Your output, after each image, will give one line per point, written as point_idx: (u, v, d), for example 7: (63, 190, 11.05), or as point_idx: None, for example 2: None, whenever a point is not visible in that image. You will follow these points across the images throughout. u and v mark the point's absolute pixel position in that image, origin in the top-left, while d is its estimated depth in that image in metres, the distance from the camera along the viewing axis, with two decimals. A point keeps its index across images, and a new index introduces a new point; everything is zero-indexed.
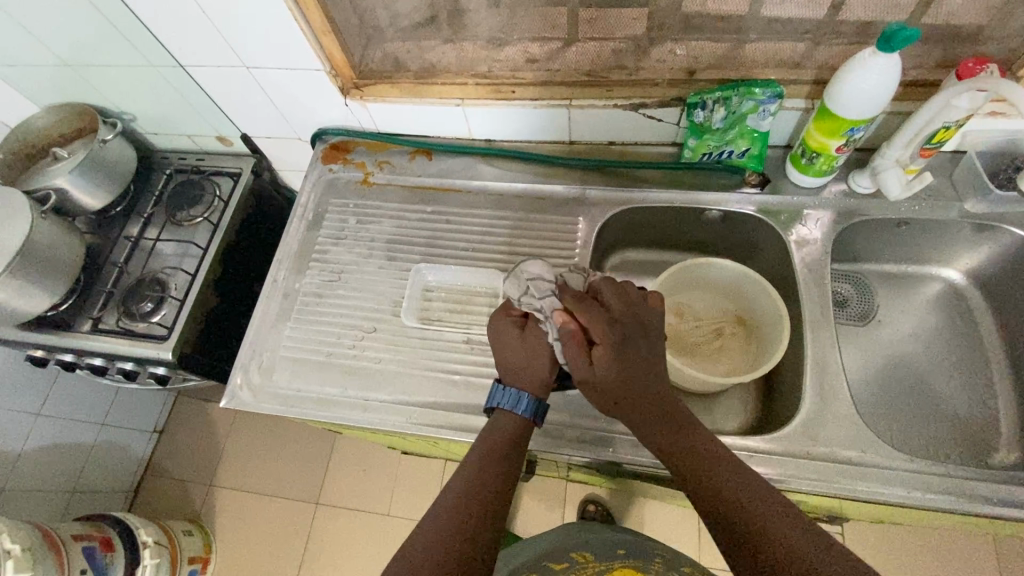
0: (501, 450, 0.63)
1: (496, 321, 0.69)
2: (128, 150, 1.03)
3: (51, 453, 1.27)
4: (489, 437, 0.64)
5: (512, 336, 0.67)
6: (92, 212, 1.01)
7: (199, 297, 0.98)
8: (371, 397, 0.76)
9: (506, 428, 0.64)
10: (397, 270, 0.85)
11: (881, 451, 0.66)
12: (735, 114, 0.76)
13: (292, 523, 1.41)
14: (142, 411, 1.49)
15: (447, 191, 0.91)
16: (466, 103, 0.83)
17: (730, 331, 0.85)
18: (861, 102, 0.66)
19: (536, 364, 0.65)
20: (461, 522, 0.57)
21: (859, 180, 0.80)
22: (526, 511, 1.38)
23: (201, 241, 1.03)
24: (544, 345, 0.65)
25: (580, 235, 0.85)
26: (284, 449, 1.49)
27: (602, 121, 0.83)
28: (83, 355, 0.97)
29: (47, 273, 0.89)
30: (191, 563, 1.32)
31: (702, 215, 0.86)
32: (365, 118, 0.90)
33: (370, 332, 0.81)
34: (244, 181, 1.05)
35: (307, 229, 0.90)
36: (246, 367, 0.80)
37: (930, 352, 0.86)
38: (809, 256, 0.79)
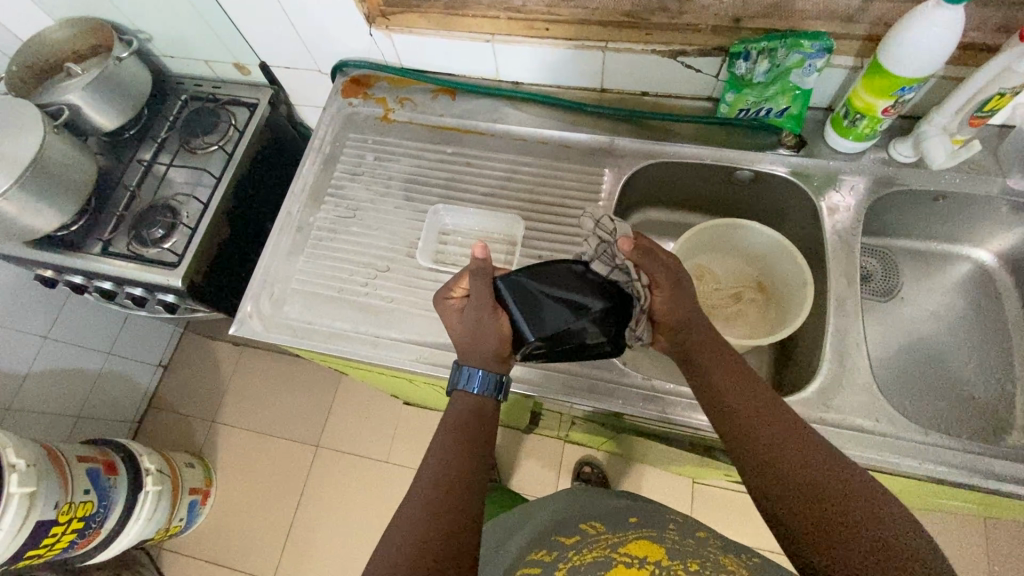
0: (469, 434, 0.58)
1: (441, 300, 0.64)
2: (143, 71, 1.00)
3: (58, 377, 1.28)
4: (455, 422, 0.59)
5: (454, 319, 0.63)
6: (104, 133, 0.99)
7: (210, 226, 0.96)
8: (382, 334, 0.75)
9: (472, 412, 0.60)
10: (413, 210, 0.83)
11: (897, 421, 0.65)
12: (779, 67, 0.72)
13: (292, 463, 1.43)
14: (148, 344, 1.50)
15: (469, 133, 0.88)
16: (496, 39, 0.80)
17: (750, 297, 0.84)
18: (918, 59, 0.63)
19: (482, 346, 0.60)
20: (440, 517, 0.52)
21: (900, 148, 0.77)
22: (524, 467, 1.39)
23: (215, 170, 1.01)
24: (485, 326, 0.60)
25: (605, 187, 0.82)
26: (287, 392, 1.50)
27: (637, 68, 0.80)
28: (92, 278, 0.96)
29: (57, 190, 0.87)
30: (193, 494, 1.34)
31: (732, 174, 0.83)
32: (390, 50, 0.87)
33: (383, 271, 0.79)
34: (260, 111, 1.03)
35: (323, 164, 0.88)
36: (257, 296, 0.79)
37: (952, 333, 0.84)
38: (840, 224, 0.77)
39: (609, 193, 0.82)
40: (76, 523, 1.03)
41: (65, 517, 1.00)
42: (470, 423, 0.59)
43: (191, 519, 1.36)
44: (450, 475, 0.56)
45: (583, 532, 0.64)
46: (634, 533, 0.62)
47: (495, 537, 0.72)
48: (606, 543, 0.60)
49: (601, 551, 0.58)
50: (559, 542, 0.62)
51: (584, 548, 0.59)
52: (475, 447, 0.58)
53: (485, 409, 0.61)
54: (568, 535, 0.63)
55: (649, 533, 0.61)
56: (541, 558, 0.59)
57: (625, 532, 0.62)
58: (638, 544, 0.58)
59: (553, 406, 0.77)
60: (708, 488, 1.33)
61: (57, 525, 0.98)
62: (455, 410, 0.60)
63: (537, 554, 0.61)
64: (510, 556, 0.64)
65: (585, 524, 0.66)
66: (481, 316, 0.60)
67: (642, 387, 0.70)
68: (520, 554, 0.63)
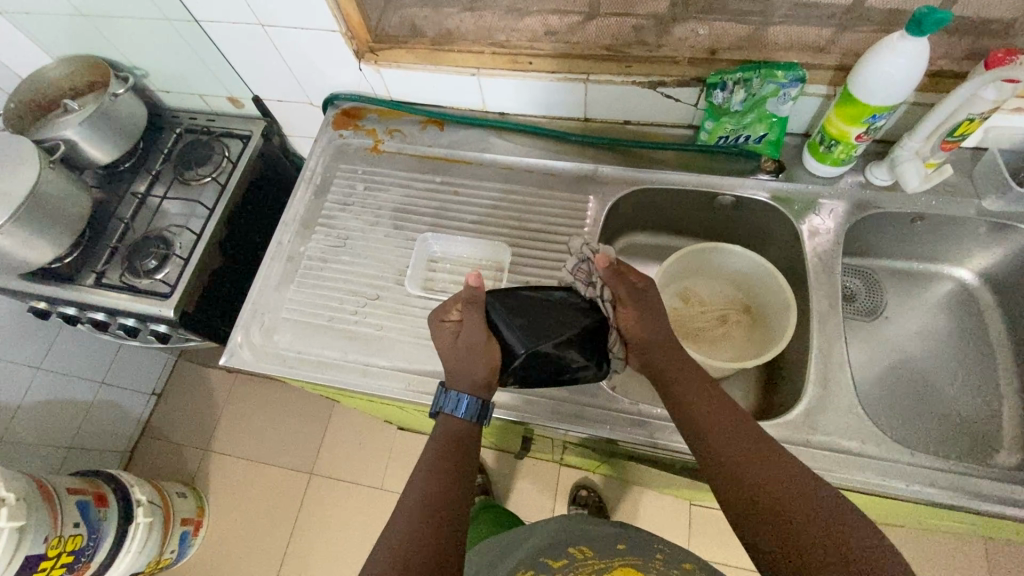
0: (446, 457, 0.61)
1: (433, 323, 0.68)
2: (138, 106, 1.02)
3: (50, 408, 1.27)
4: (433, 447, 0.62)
5: (446, 343, 0.66)
6: (100, 167, 1.01)
7: (203, 256, 0.97)
8: (371, 362, 0.76)
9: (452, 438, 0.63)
10: (403, 239, 0.85)
11: (882, 442, 0.66)
12: (755, 96, 0.74)
13: (286, 491, 1.42)
14: (142, 372, 1.50)
15: (458, 162, 0.90)
16: (481, 73, 0.82)
17: (736, 318, 0.84)
18: (885, 88, 0.65)
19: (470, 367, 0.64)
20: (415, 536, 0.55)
21: (876, 172, 0.78)
22: (519, 492, 1.38)
23: (208, 201, 1.02)
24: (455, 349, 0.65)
25: (590, 214, 0.84)
26: (281, 419, 1.50)
27: (617, 98, 0.82)
28: (84, 309, 0.97)
29: (52, 223, 0.88)
30: (184, 524, 1.33)
31: (714, 199, 0.84)
32: (379, 84, 0.89)
33: (373, 300, 0.80)
34: (253, 143, 1.05)
35: (314, 195, 0.90)
36: (247, 326, 0.80)
37: (936, 351, 0.85)
38: (820, 246, 0.78)
39: (595, 220, 0.83)
40: (65, 557, 1.01)
41: (54, 551, 0.99)
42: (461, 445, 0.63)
43: (183, 549, 1.34)
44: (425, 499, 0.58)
45: (571, 555, 0.64)
46: (619, 559, 0.63)
47: (482, 559, 0.71)
48: (591, 567, 0.61)
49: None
50: (546, 564, 0.63)
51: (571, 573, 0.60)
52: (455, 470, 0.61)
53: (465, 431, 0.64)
54: (556, 558, 0.64)
55: (634, 561, 0.63)
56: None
57: (611, 557, 0.64)
58: (624, 570, 0.60)
59: (541, 430, 0.77)
60: (704, 510, 1.32)
61: (46, 559, 0.97)
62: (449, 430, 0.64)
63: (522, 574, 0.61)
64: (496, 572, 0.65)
65: (573, 546, 0.67)
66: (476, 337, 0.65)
67: (631, 412, 0.71)
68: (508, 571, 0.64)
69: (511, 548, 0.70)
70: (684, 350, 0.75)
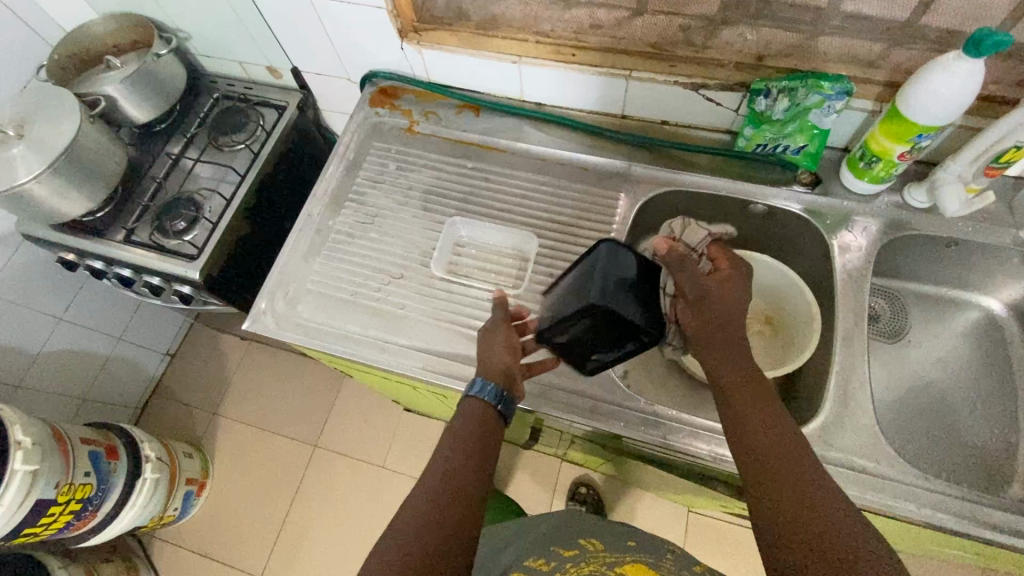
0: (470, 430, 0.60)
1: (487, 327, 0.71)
2: (179, 68, 1.03)
3: (68, 357, 1.29)
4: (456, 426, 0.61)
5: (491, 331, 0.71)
6: (137, 125, 1.02)
7: (231, 222, 0.98)
8: (391, 340, 0.77)
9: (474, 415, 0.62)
10: (430, 221, 0.85)
11: (898, 464, 0.65)
12: (798, 107, 0.74)
13: (289, 461, 1.44)
14: (159, 332, 1.53)
15: (490, 149, 0.90)
16: (523, 61, 0.82)
17: (757, 329, 0.83)
18: (935, 107, 0.64)
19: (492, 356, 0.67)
20: (445, 512, 0.52)
21: (915, 194, 0.77)
22: (519, 483, 1.39)
23: (240, 168, 1.03)
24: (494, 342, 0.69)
25: (619, 211, 0.83)
26: (290, 390, 1.52)
27: (657, 97, 0.82)
28: (112, 264, 0.98)
29: (88, 177, 0.89)
30: (188, 484, 1.35)
31: (745, 208, 0.84)
32: (419, 65, 0.90)
33: (397, 278, 0.81)
34: (288, 114, 1.05)
35: (344, 171, 0.90)
36: (271, 294, 0.81)
37: (956, 379, 0.84)
38: (850, 263, 0.77)
39: (624, 218, 0.83)
40: (74, 504, 1.04)
41: (64, 498, 1.01)
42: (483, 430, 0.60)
43: (186, 508, 1.36)
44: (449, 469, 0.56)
45: (582, 546, 0.65)
46: (629, 555, 0.65)
47: (485, 544, 0.73)
48: (603, 560, 0.62)
49: (600, 567, 0.61)
50: (557, 552, 0.64)
51: (583, 562, 0.61)
52: (481, 445, 0.59)
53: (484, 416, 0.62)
54: (567, 548, 0.65)
55: (645, 558, 0.64)
56: (539, 566, 0.61)
57: (622, 553, 0.65)
58: (634, 567, 0.61)
59: (551, 422, 0.78)
60: (701, 518, 1.32)
61: (55, 505, 0.99)
62: (468, 416, 0.61)
63: (535, 562, 0.61)
64: (503, 563, 0.65)
65: (584, 539, 0.68)
66: (488, 334, 0.70)
67: (645, 412, 0.70)
68: (518, 558, 0.64)
69: (519, 536, 0.70)
70: None
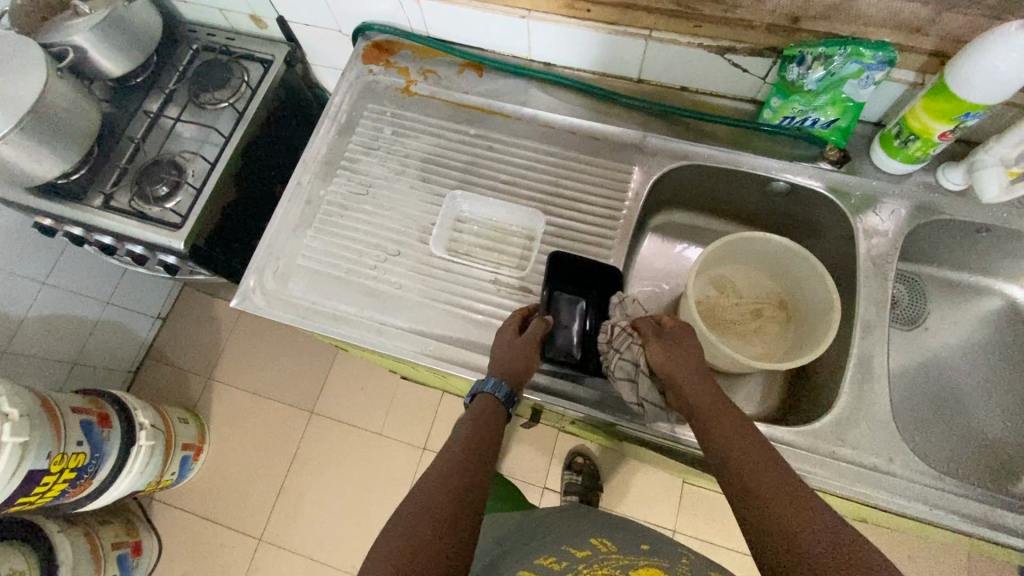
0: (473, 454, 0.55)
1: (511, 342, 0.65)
2: (153, 16, 0.94)
3: (54, 323, 1.25)
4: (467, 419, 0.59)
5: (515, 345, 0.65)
6: (110, 79, 0.93)
7: (215, 188, 0.91)
8: (387, 321, 0.73)
9: (487, 416, 0.60)
10: (429, 193, 0.79)
11: (910, 463, 0.63)
12: (834, 76, 0.67)
13: (286, 427, 1.43)
14: (148, 296, 1.48)
15: (493, 114, 0.83)
16: (532, 16, 0.75)
17: (770, 314, 0.80)
18: (987, 83, 0.58)
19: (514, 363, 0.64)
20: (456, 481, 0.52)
21: (950, 174, 0.72)
22: (516, 453, 1.40)
23: (224, 128, 0.96)
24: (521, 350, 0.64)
25: (632, 187, 0.78)
26: (285, 356, 1.50)
27: (679, 60, 0.75)
28: (92, 231, 0.92)
29: (59, 138, 0.82)
30: (185, 449, 1.34)
31: (767, 185, 0.78)
32: (416, 16, 0.81)
33: (393, 256, 0.76)
34: (275, 69, 0.97)
35: (337, 134, 0.84)
36: (261, 270, 0.76)
37: (970, 369, 0.82)
38: (876, 249, 0.73)
39: (637, 193, 0.78)
40: (68, 473, 1.02)
41: (57, 467, 1.00)
42: (489, 423, 0.59)
43: (184, 472, 1.37)
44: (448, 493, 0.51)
45: (594, 547, 0.64)
46: (644, 558, 0.62)
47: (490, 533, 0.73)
48: (616, 563, 0.60)
49: (613, 570, 0.58)
50: (569, 552, 0.62)
51: (595, 564, 0.59)
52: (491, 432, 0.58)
53: (496, 416, 0.61)
54: (579, 548, 0.63)
55: (658, 561, 0.61)
56: (550, 565, 0.59)
57: (636, 556, 0.62)
58: (648, 570, 0.58)
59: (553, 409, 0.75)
60: (697, 490, 1.33)
61: (48, 474, 0.98)
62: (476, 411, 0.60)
63: (545, 560, 0.60)
64: (509, 554, 0.64)
65: (594, 539, 0.66)
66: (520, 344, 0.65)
67: None
68: (527, 554, 0.63)
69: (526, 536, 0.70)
70: (715, 343, 0.71)
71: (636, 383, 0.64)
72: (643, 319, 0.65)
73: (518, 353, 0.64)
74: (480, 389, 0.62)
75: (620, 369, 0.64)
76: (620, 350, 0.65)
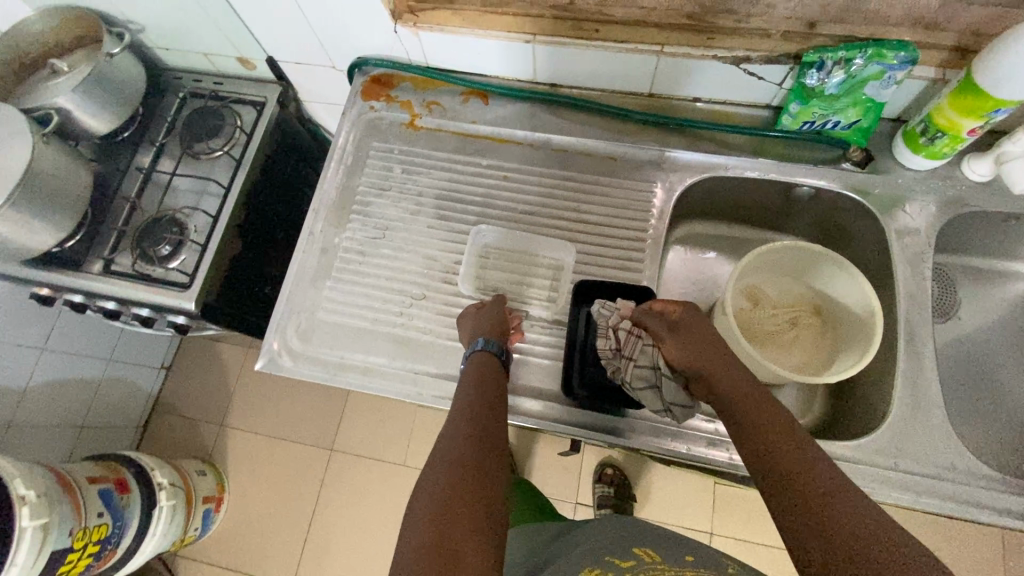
0: (481, 425, 0.53)
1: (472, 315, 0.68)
2: (137, 67, 0.90)
3: (57, 388, 1.21)
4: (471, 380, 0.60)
5: (477, 316, 0.68)
6: (97, 137, 0.89)
7: (221, 242, 0.88)
8: (421, 370, 0.70)
9: (488, 372, 0.61)
10: (447, 231, 0.77)
11: (970, 467, 0.62)
12: (853, 78, 0.66)
13: (307, 467, 1.40)
14: (150, 349, 1.44)
15: (504, 143, 0.81)
16: (538, 40, 0.72)
17: (807, 321, 0.78)
18: (1018, 78, 0.57)
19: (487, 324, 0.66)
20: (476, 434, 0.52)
21: (976, 166, 0.71)
22: (545, 471, 1.38)
23: (222, 177, 0.92)
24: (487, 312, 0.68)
25: (655, 205, 0.76)
26: (298, 395, 1.46)
27: (692, 73, 0.73)
28: (93, 298, 0.88)
29: (51, 207, 0.78)
30: (206, 502, 1.31)
31: (791, 190, 0.77)
32: (415, 48, 0.78)
33: (419, 300, 0.74)
34: (269, 112, 0.93)
35: (345, 175, 0.81)
36: (282, 329, 0.73)
37: (1006, 356, 0.82)
38: (910, 248, 0.72)
39: (661, 211, 0.76)
40: (92, 547, 0.98)
41: (80, 543, 0.96)
42: (494, 378, 0.60)
43: (206, 526, 1.33)
44: (471, 448, 0.50)
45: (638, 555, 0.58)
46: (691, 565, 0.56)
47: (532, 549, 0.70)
48: (662, 570, 0.55)
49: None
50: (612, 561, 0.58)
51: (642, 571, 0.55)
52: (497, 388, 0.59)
53: (493, 368, 0.61)
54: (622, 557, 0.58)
55: None
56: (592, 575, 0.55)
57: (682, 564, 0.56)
58: None
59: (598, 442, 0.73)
60: (730, 490, 1.33)
61: (72, 552, 0.94)
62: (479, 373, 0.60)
63: (587, 572, 0.56)
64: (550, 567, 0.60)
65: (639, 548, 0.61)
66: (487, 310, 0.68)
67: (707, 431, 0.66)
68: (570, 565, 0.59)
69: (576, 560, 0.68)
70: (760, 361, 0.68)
71: (659, 388, 0.62)
72: (647, 316, 0.62)
73: (485, 315, 0.67)
74: (468, 352, 0.63)
75: (638, 378, 0.62)
76: (633, 357, 0.62)
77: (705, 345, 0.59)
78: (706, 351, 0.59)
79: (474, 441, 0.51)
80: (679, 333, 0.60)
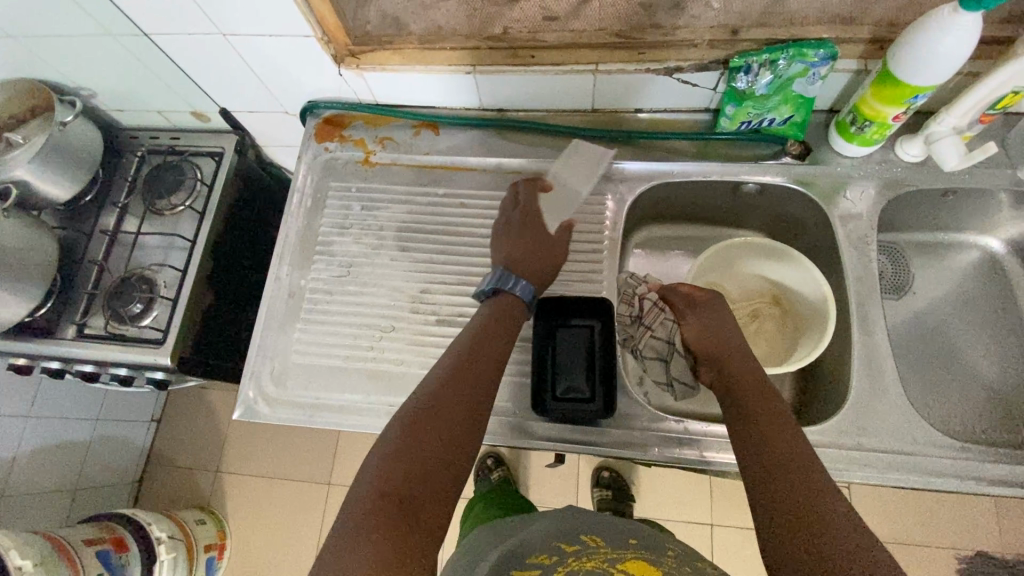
0: (461, 391, 0.56)
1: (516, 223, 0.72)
2: (92, 131, 0.91)
3: (46, 454, 1.21)
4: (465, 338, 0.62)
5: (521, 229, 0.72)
6: (59, 204, 0.90)
7: (192, 295, 0.89)
8: (396, 402, 0.72)
9: (483, 330, 0.63)
10: (410, 262, 0.79)
11: (932, 439, 0.65)
12: (781, 78, 0.68)
13: (306, 503, 1.40)
14: (138, 403, 1.44)
15: (457, 170, 0.83)
16: (478, 70, 0.74)
17: (767, 312, 0.80)
18: (931, 66, 0.60)
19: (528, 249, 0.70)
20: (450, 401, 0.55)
21: (908, 147, 0.74)
22: (542, 481, 1.39)
23: (187, 231, 0.94)
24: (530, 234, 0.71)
25: (608, 216, 0.78)
26: (290, 432, 1.47)
27: (629, 86, 0.76)
28: (70, 363, 0.89)
29: (17, 279, 0.79)
30: (208, 550, 1.30)
31: (737, 188, 0.80)
32: (361, 87, 0.80)
33: (388, 333, 0.75)
34: (227, 161, 0.95)
35: (306, 217, 0.82)
36: (257, 376, 0.74)
37: (964, 325, 0.84)
38: (855, 232, 0.74)
39: (615, 220, 0.78)
40: None
41: None
42: (482, 337, 0.62)
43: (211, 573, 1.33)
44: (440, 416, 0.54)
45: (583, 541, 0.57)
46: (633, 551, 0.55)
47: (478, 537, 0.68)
48: (603, 556, 0.54)
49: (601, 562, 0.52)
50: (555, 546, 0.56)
51: (584, 556, 0.53)
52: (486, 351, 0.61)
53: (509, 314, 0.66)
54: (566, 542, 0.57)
55: None
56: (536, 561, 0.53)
57: (625, 548, 0.55)
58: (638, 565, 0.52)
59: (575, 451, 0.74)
60: (725, 480, 1.34)
61: None
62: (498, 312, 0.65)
63: (536, 558, 0.54)
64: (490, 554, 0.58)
65: (585, 534, 0.59)
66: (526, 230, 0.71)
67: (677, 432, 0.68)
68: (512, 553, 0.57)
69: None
70: None
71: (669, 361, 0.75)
72: (670, 291, 0.69)
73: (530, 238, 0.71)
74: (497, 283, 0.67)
75: (650, 348, 0.76)
76: (651, 326, 0.75)
77: (717, 329, 0.65)
78: (720, 333, 0.64)
79: (446, 415, 0.55)
80: (697, 312, 0.66)
